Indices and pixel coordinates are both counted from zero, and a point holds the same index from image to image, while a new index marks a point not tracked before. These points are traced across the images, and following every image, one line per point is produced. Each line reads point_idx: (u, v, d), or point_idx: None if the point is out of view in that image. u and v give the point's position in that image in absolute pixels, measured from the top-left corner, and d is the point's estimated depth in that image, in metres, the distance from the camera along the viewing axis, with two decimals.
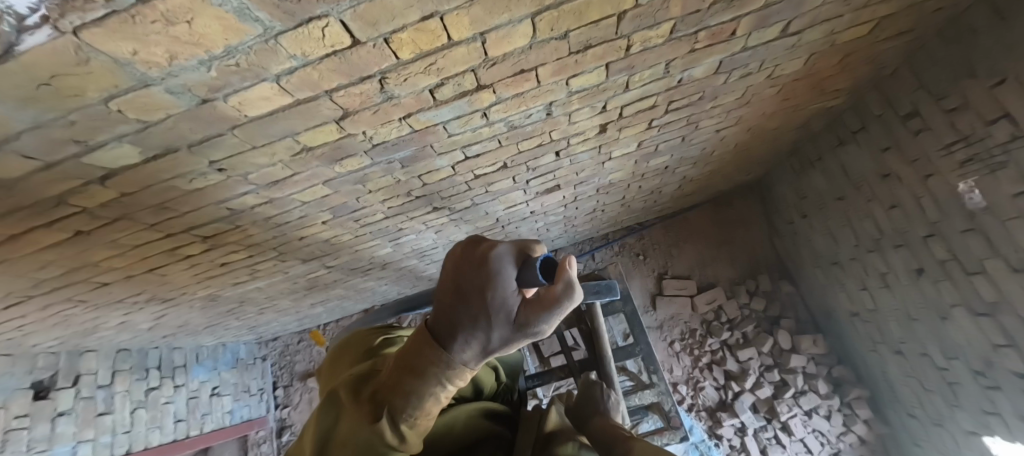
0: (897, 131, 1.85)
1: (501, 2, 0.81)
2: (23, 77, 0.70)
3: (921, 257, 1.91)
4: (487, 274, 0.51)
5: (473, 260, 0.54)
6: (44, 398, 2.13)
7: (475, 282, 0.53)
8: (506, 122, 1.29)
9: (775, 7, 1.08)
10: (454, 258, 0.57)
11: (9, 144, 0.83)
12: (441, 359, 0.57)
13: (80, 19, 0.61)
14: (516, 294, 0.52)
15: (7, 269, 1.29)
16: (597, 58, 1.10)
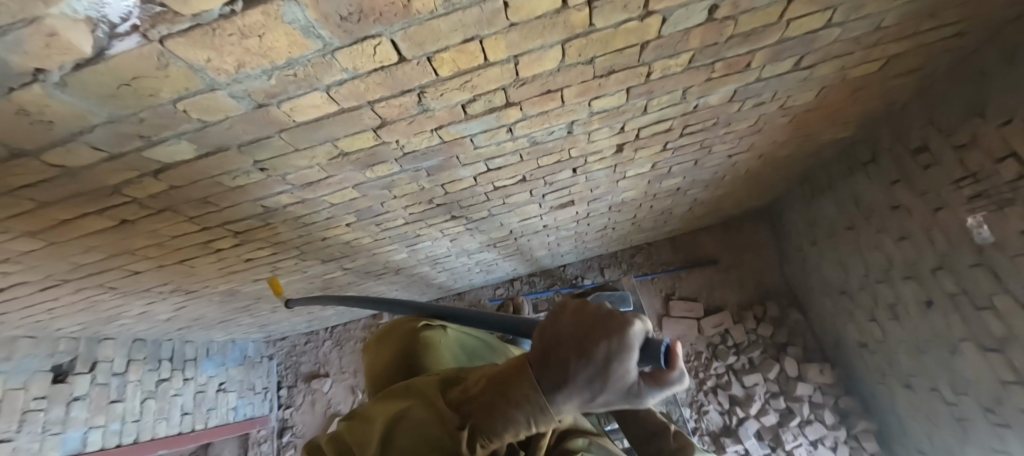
0: (907, 164, 1.89)
1: (536, 27, 0.89)
2: (109, 77, 0.79)
3: (931, 290, 1.93)
4: (623, 346, 0.44)
5: (599, 329, 0.46)
6: (62, 381, 2.19)
7: (598, 353, 0.45)
8: (529, 138, 1.36)
9: (789, 42, 1.16)
10: (575, 314, 0.49)
11: (84, 136, 0.92)
12: (538, 403, 0.53)
13: (167, 29, 0.71)
14: (636, 371, 0.46)
15: (53, 251, 1.38)
16: (619, 82, 1.18)
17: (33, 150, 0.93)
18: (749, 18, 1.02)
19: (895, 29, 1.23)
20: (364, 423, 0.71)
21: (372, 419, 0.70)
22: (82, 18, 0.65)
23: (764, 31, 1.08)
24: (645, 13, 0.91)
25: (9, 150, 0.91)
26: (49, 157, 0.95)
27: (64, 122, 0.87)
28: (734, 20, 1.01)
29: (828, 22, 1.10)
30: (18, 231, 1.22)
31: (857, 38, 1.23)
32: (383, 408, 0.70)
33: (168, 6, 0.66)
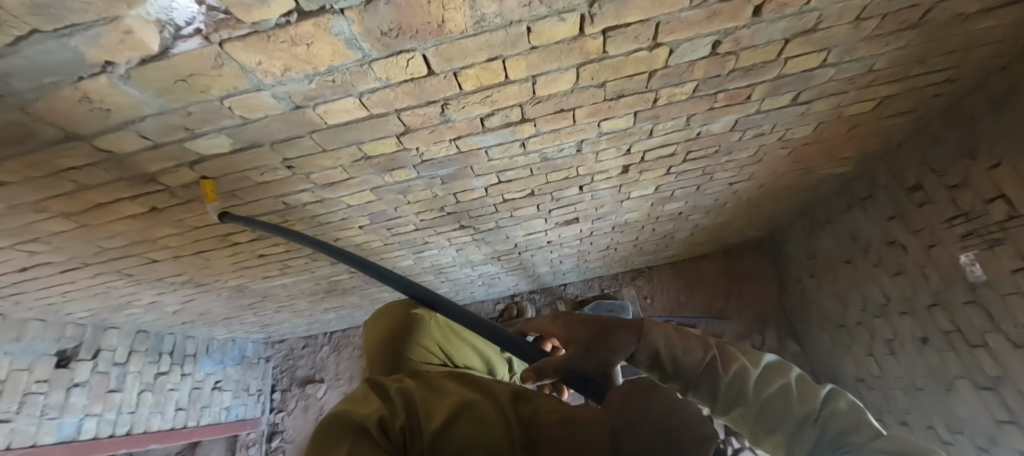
0: (903, 201, 1.96)
1: (554, 51, 0.99)
2: (168, 72, 0.88)
3: (926, 326, 1.95)
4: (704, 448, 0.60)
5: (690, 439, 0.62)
6: (65, 367, 2.22)
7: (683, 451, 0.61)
8: (540, 154, 1.44)
9: (786, 78, 1.25)
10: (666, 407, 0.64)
11: (135, 125, 1.01)
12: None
13: (228, 33, 0.80)
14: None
15: (82, 234, 1.45)
16: (628, 106, 1.26)
17: (86, 135, 1.01)
18: (749, 54, 1.12)
19: (887, 72, 1.32)
20: (431, 389, 0.74)
21: (440, 391, 0.73)
22: (153, 20, 0.76)
23: (763, 67, 1.18)
24: (654, 44, 1.02)
25: (65, 133, 0.99)
26: (99, 141, 1.04)
27: (119, 110, 0.96)
28: (735, 55, 1.11)
29: (822, 62, 1.20)
30: (54, 212, 1.29)
31: (851, 79, 1.32)
32: (456, 387, 0.73)
33: (232, 14, 0.76)
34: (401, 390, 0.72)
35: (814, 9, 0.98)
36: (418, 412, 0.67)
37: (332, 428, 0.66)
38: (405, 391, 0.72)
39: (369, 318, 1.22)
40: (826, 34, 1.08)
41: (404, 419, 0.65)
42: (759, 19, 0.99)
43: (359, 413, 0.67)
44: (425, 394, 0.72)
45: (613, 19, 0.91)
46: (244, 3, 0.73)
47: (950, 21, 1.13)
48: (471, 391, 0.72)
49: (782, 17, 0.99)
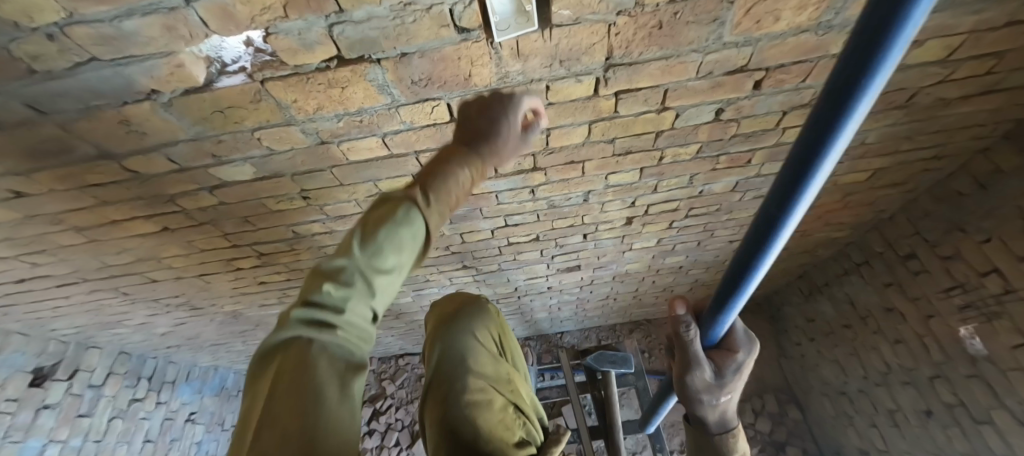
0: (899, 269, 1.99)
1: (569, 108, 1.06)
2: (208, 104, 0.94)
3: (929, 398, 1.95)
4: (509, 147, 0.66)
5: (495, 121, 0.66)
6: (38, 386, 2.10)
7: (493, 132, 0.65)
8: (548, 201, 1.48)
9: (785, 146, 1.33)
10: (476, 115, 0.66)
11: (166, 149, 1.05)
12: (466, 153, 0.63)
13: (271, 73, 0.88)
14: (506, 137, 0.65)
15: (91, 248, 1.45)
16: (635, 162, 1.32)
17: (119, 155, 1.05)
18: (750, 121, 1.20)
19: (879, 146, 1.41)
20: (304, 289, 0.50)
21: (327, 264, 0.51)
22: (203, 56, 0.84)
23: (763, 135, 1.26)
24: (662, 107, 1.10)
25: (99, 151, 1.03)
26: (129, 162, 1.08)
27: (154, 134, 1.00)
28: (737, 122, 1.19)
29: None
30: (70, 224, 1.30)
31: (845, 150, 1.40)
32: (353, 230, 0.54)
33: (279, 56, 0.84)
34: (285, 342, 0.48)
35: (809, 86, 1.09)
36: (333, 340, 0.48)
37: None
38: (288, 337, 0.48)
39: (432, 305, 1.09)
40: None
41: (350, 369, 0.47)
42: (759, 92, 1.09)
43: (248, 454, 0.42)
44: (308, 306, 0.48)
45: (626, 83, 1.00)
46: (291, 48, 0.82)
47: (934, 104, 1.23)
48: (380, 207, 0.55)
49: (780, 91, 1.10)
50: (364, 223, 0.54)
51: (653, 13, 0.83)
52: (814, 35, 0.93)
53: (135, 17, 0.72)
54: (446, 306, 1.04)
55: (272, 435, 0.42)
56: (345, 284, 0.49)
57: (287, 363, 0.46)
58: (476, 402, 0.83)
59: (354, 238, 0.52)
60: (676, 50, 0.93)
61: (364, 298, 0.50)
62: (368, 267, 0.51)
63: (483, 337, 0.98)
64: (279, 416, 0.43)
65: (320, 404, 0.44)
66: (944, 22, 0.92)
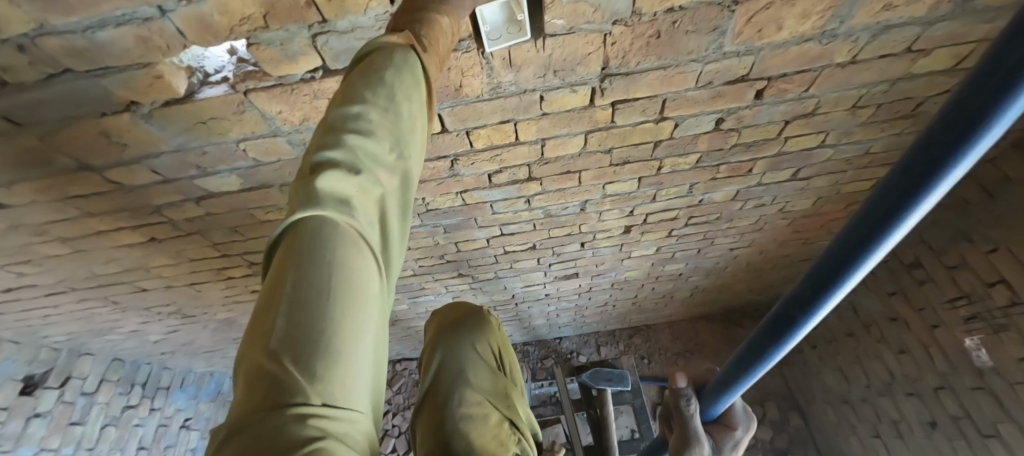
0: (903, 278, 1.96)
1: (565, 118, 1.03)
2: (190, 116, 0.90)
3: (933, 410, 1.91)
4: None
5: None
6: (28, 394, 2.08)
7: None
8: (544, 210, 1.44)
9: (787, 155, 1.29)
10: None
11: (149, 161, 1.02)
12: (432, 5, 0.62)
13: (254, 84, 0.85)
14: None
15: (77, 258, 1.42)
16: (633, 171, 1.28)
17: (100, 167, 1.02)
18: (751, 131, 1.17)
19: (883, 155, 1.37)
20: (310, 158, 0.46)
21: (332, 131, 0.47)
22: (184, 67, 0.81)
23: (764, 144, 1.23)
24: (661, 117, 1.07)
25: (79, 163, 1.00)
26: (111, 174, 1.05)
27: (136, 145, 0.97)
28: (738, 131, 1.16)
29: (822, 142, 1.25)
30: (55, 235, 1.27)
31: (849, 159, 1.37)
32: (351, 91, 0.50)
33: (262, 67, 0.81)
34: (295, 217, 0.42)
35: (812, 95, 1.05)
36: (358, 211, 0.44)
37: (241, 419, 0.33)
38: (299, 209, 0.42)
39: (436, 314, 1.12)
40: (824, 118, 1.15)
41: (376, 249, 0.45)
42: (761, 101, 1.05)
43: (266, 341, 0.37)
44: (320, 172, 0.43)
45: (622, 93, 0.97)
46: (274, 58, 0.79)
47: None
48: (377, 65, 0.52)
49: (782, 100, 1.06)
50: (364, 83, 0.50)
51: (650, 22, 0.80)
52: (817, 44, 0.90)
53: (108, 28, 0.69)
54: (447, 316, 1.07)
55: (301, 318, 0.37)
56: (362, 147, 0.46)
57: (305, 240, 0.41)
58: (468, 415, 0.87)
59: (358, 101, 0.49)
60: (675, 59, 0.90)
61: (383, 162, 0.47)
62: (384, 130, 0.48)
63: (482, 348, 0.99)
64: (304, 298, 0.38)
65: (349, 287, 0.40)
66: (953, 30, 0.89)
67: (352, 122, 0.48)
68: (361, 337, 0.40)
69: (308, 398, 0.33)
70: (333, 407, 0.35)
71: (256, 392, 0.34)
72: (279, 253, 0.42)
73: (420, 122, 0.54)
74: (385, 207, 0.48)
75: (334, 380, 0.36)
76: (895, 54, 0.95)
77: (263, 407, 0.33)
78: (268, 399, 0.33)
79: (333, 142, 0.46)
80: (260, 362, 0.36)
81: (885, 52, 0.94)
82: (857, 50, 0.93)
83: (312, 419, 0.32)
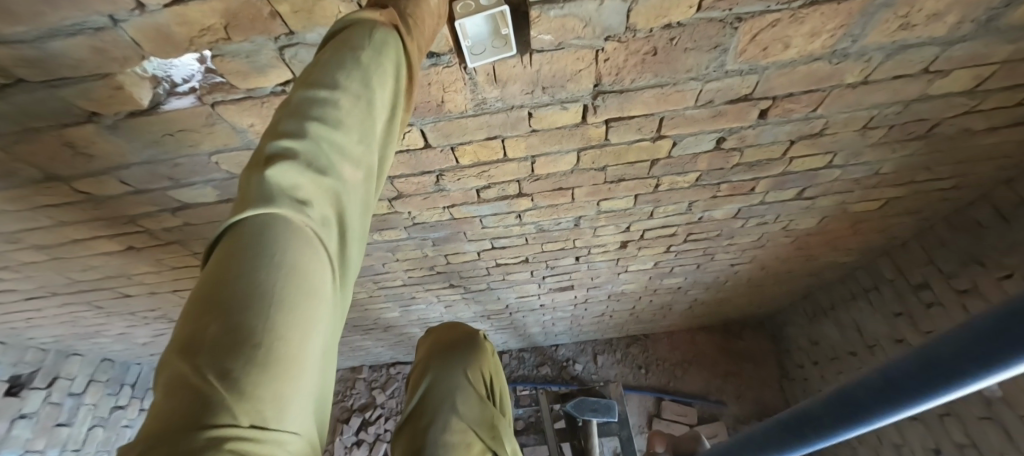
0: (910, 299, 1.89)
1: (555, 135, 0.97)
2: (157, 128, 0.86)
3: (937, 436, 1.85)
4: None
5: None
6: (15, 395, 2.03)
7: None
8: (536, 225, 1.39)
9: (792, 175, 1.23)
10: None
11: (118, 172, 0.98)
12: None
13: (222, 96, 0.79)
14: None
15: (54, 265, 1.38)
16: (629, 189, 1.23)
17: (68, 177, 0.97)
18: (754, 151, 1.10)
19: (894, 176, 1.30)
20: (261, 145, 0.35)
21: (293, 113, 0.37)
22: (148, 76, 0.75)
23: (768, 164, 1.16)
24: (657, 135, 1.01)
25: (45, 174, 0.95)
26: (80, 184, 1.00)
27: (103, 156, 0.92)
28: (740, 151, 1.10)
29: (829, 163, 1.19)
30: (29, 243, 1.23)
31: (857, 179, 1.30)
32: (318, 70, 0.40)
33: (228, 79, 0.76)
34: (237, 215, 0.31)
35: (820, 115, 0.99)
36: (321, 208, 0.34)
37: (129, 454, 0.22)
38: (245, 206, 0.32)
39: (428, 331, 0.96)
40: (832, 138, 1.08)
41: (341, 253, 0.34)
42: (764, 121, 0.99)
43: (184, 354, 0.26)
44: (272, 162, 0.33)
45: (616, 111, 0.91)
46: (240, 71, 0.74)
47: (957, 135, 1.13)
48: (352, 39, 0.42)
49: (788, 120, 1.00)
50: (335, 56, 0.41)
51: (645, 38, 0.74)
52: (828, 63, 0.83)
53: (59, 38, 0.64)
54: (441, 336, 0.92)
55: (238, 318, 0.27)
56: (327, 133, 0.36)
57: (250, 240, 0.30)
58: (449, 443, 0.75)
59: (328, 78, 0.39)
60: (673, 77, 0.84)
61: (353, 151, 0.37)
62: (357, 111, 0.38)
63: (474, 378, 0.84)
64: (247, 292, 0.28)
65: (304, 289, 0.30)
66: (974, 51, 0.83)
67: (316, 101, 0.37)
68: (312, 349, 0.30)
69: (233, 417, 0.23)
70: (266, 430, 0.25)
71: (157, 420, 0.23)
72: (213, 257, 0.31)
73: (401, 109, 0.44)
74: (356, 206, 0.37)
75: (272, 397, 0.26)
76: (912, 75, 0.89)
77: (163, 432, 0.22)
78: (176, 419, 0.23)
79: (293, 125, 0.36)
80: (175, 379, 0.25)
81: (900, 73, 0.88)
82: (870, 70, 0.86)
83: (234, 445, 0.22)
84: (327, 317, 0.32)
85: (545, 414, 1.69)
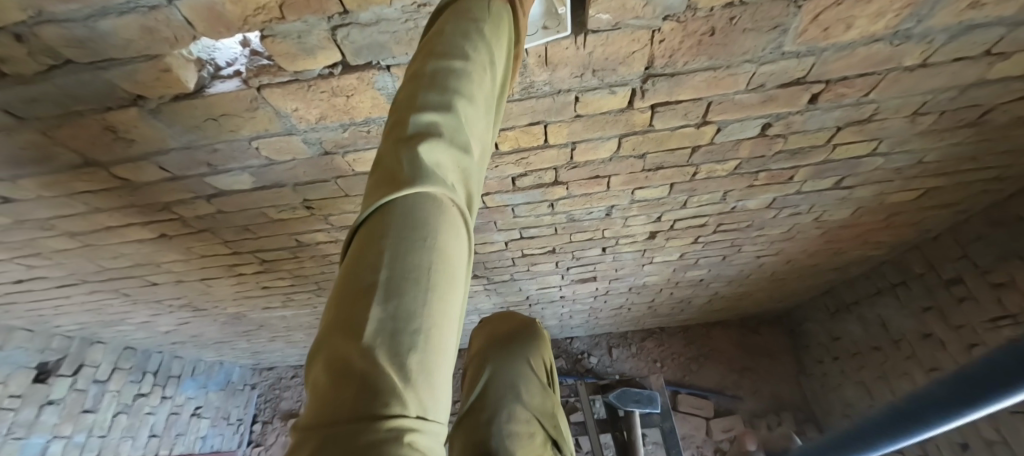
0: (940, 294, 1.87)
1: (600, 121, 0.95)
2: (200, 112, 0.84)
3: (965, 432, 1.85)
4: None
5: None
6: (42, 381, 2.08)
7: None
8: (568, 215, 1.37)
9: (833, 164, 1.20)
10: None
11: (157, 158, 0.97)
12: None
13: (267, 79, 0.78)
14: None
15: (86, 253, 1.38)
16: (665, 178, 1.21)
17: (106, 162, 0.97)
18: (799, 138, 1.08)
19: (937, 166, 1.27)
20: (400, 118, 0.35)
21: (426, 86, 0.36)
22: (194, 59, 0.75)
23: (810, 152, 1.14)
24: (702, 122, 0.98)
25: (84, 159, 0.95)
26: (118, 170, 1.00)
27: (143, 141, 0.92)
28: (784, 138, 1.07)
29: (872, 151, 1.16)
30: (62, 230, 1.23)
31: (898, 169, 1.27)
32: (443, 42, 0.39)
33: (276, 61, 0.75)
34: (389, 191, 0.31)
35: (871, 100, 0.96)
36: (457, 187, 0.33)
37: (311, 440, 0.21)
38: (396, 181, 0.31)
39: (480, 324, 0.96)
40: (879, 125, 1.05)
41: (474, 236, 0.34)
42: (814, 106, 0.97)
43: (344, 333, 0.25)
44: (416, 136, 0.32)
45: (665, 95, 0.89)
46: (290, 52, 0.73)
47: (1008, 123, 1.09)
48: (471, 11, 0.42)
49: (838, 106, 0.97)
50: (458, 30, 0.40)
51: (705, 18, 0.72)
52: (888, 45, 0.81)
53: (111, 17, 0.63)
54: (498, 327, 0.92)
55: (397, 302, 0.26)
56: (463, 110, 0.35)
57: (403, 218, 0.30)
58: (516, 433, 0.74)
59: (456, 52, 0.38)
60: (726, 60, 0.81)
61: (481, 130, 0.37)
62: (483, 90, 0.38)
63: (537, 367, 0.85)
64: (400, 276, 0.27)
65: (448, 270, 0.30)
66: None
67: (449, 75, 0.36)
68: (452, 339, 0.29)
69: (402, 406, 0.22)
70: (425, 423, 0.23)
71: (333, 402, 0.22)
72: (361, 233, 0.31)
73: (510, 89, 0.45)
74: (479, 187, 0.37)
75: (429, 388, 0.24)
76: (972, 58, 0.86)
77: (345, 412, 0.21)
78: (352, 404, 0.21)
79: (430, 98, 0.35)
80: (338, 360, 0.24)
81: (960, 56, 0.85)
82: (930, 53, 0.83)
83: (410, 436, 0.21)
84: (462, 301, 0.32)
85: (584, 404, 1.69)
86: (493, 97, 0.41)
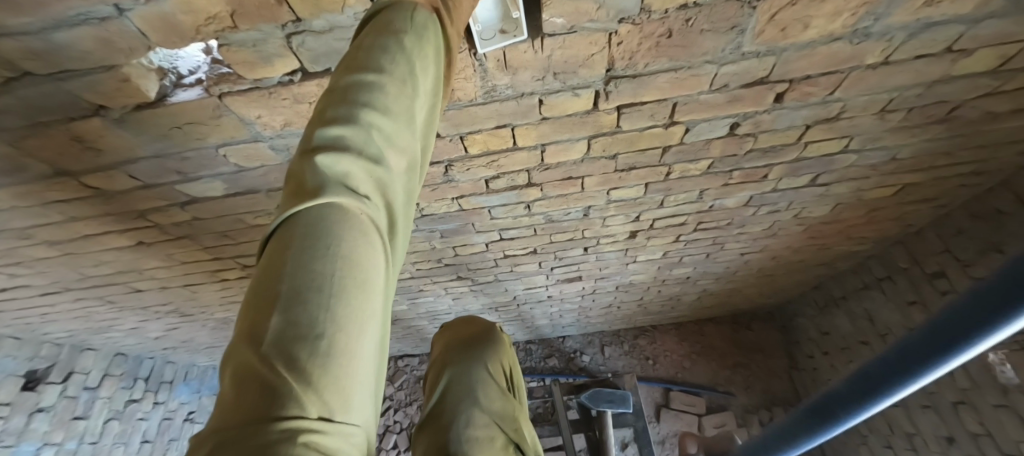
0: (924, 287, 1.86)
1: (567, 123, 0.96)
2: (165, 120, 0.85)
3: (951, 425, 1.85)
4: None
5: None
6: (31, 389, 2.08)
7: None
8: (545, 216, 1.38)
9: (807, 162, 1.21)
10: None
11: (128, 166, 0.98)
12: None
13: (228, 88, 0.78)
14: None
15: (67, 261, 1.39)
16: (639, 177, 1.21)
17: (76, 172, 0.97)
18: (769, 136, 1.08)
19: (912, 162, 1.28)
20: (310, 134, 0.35)
21: (337, 101, 0.36)
22: (155, 67, 0.74)
23: (782, 150, 1.14)
24: (670, 122, 0.99)
25: (55, 169, 0.95)
26: (89, 179, 1.00)
27: (112, 151, 0.92)
28: (754, 137, 1.08)
29: (844, 148, 1.16)
30: (41, 239, 1.23)
31: (874, 166, 1.28)
32: (363, 57, 0.40)
33: (235, 69, 0.75)
34: (295, 206, 0.31)
35: (838, 99, 0.97)
36: (372, 197, 0.33)
37: (207, 444, 0.22)
38: (302, 196, 0.31)
39: (443, 329, 0.96)
40: (849, 122, 1.06)
41: (393, 246, 0.34)
42: (781, 106, 0.97)
43: (251, 344, 0.26)
44: (323, 151, 0.33)
45: (629, 97, 0.90)
46: (248, 61, 0.73)
47: (979, 118, 1.10)
48: (393, 24, 0.42)
49: (805, 105, 0.98)
50: (377, 43, 0.40)
51: (660, 20, 0.72)
52: (848, 44, 0.81)
53: (65, 29, 0.64)
54: (460, 332, 0.92)
55: (300, 309, 0.27)
56: (378, 121, 0.35)
57: (307, 232, 0.30)
58: (475, 438, 0.75)
59: (372, 66, 0.38)
60: (687, 61, 0.82)
61: (401, 139, 0.37)
62: (403, 99, 0.38)
63: (495, 371, 0.85)
64: (305, 283, 0.28)
65: (360, 277, 0.30)
66: (1003, 29, 0.80)
67: (362, 89, 0.37)
68: (368, 339, 0.29)
69: (302, 408, 0.23)
70: (333, 422, 0.24)
71: (236, 409, 0.23)
72: (269, 248, 0.31)
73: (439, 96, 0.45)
74: (402, 195, 0.37)
75: (337, 388, 0.25)
76: (934, 55, 0.86)
77: (245, 419, 0.22)
78: (252, 408, 0.23)
79: (340, 111, 0.35)
80: (242, 369, 0.25)
81: (922, 53, 0.85)
82: (891, 51, 0.84)
83: (311, 436, 0.22)
84: (384, 306, 0.32)
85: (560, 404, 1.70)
86: (419, 108, 0.41)
